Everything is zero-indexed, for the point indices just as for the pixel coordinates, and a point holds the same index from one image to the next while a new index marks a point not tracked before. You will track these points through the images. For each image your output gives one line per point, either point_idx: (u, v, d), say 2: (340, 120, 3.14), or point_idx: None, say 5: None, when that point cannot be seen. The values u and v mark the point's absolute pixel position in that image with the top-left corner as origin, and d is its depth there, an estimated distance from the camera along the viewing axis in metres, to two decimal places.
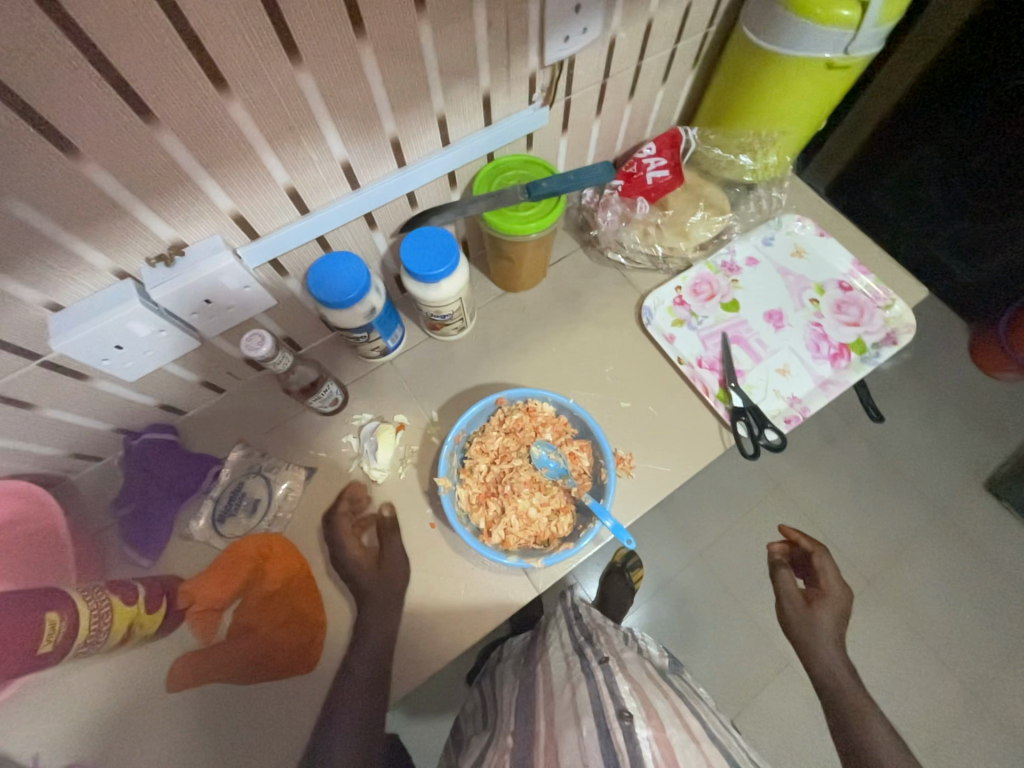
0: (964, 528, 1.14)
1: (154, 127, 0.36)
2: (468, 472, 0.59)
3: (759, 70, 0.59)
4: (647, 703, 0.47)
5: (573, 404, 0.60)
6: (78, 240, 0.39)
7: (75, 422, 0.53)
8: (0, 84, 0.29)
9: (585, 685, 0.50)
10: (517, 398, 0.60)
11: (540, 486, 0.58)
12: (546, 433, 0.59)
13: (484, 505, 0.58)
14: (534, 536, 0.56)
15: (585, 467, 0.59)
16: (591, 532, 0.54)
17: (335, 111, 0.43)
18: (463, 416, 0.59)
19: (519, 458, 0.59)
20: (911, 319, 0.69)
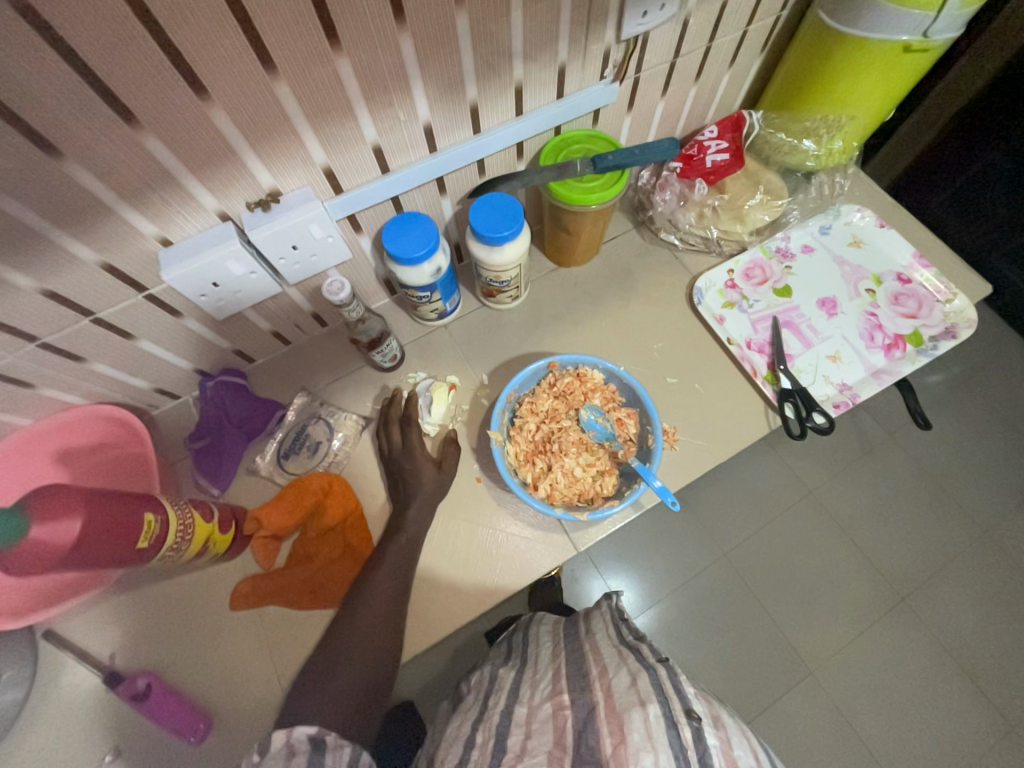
0: (1011, 551, 1.09)
1: (272, 78, 0.40)
2: (518, 429, 0.61)
3: (832, 54, 0.60)
4: (714, 715, 0.46)
5: (624, 373, 0.62)
6: (195, 181, 0.44)
7: (163, 358, 0.59)
8: (158, 28, 0.34)
9: (646, 674, 0.48)
10: (568, 364, 0.64)
11: (586, 447, 0.61)
12: (594, 398, 0.62)
13: (531, 462, 0.60)
14: (578, 493, 0.58)
15: (632, 433, 0.60)
16: (635, 493, 0.56)
17: (426, 74, 0.46)
18: (518, 375, 0.62)
19: (567, 419, 0.62)
20: (972, 314, 0.68)
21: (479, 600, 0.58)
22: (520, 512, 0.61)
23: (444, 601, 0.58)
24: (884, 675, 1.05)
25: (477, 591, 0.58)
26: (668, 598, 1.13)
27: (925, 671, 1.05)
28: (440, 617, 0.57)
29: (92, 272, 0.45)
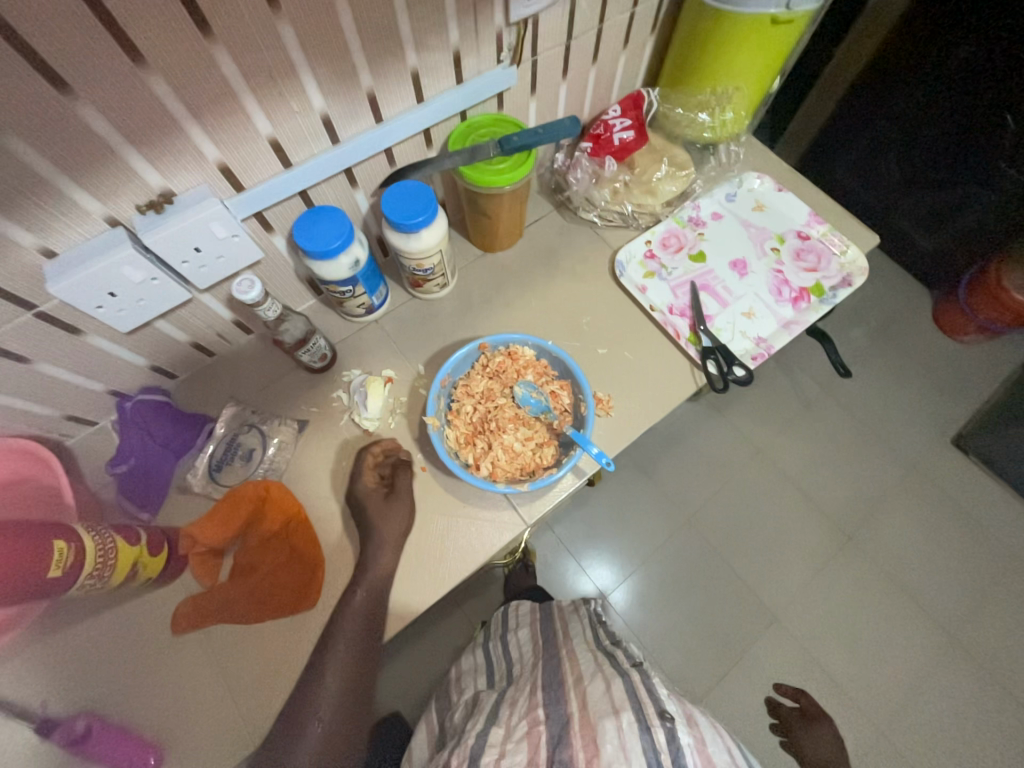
0: (934, 482, 1.20)
1: (142, 70, 0.38)
2: (456, 413, 0.62)
3: (712, 30, 0.64)
4: (688, 715, 0.52)
5: (553, 346, 0.63)
6: (72, 184, 0.41)
7: (68, 381, 0.55)
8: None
9: (620, 681, 0.53)
10: (498, 344, 0.64)
11: (523, 422, 0.63)
12: (527, 374, 0.64)
13: (472, 444, 0.61)
14: (520, 467, 0.60)
15: (566, 404, 0.63)
16: (573, 459, 0.58)
17: (314, 62, 0.46)
18: (448, 361, 0.62)
19: (503, 397, 0.63)
20: (864, 263, 0.74)
21: (434, 587, 0.58)
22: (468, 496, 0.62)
23: (400, 594, 0.58)
24: (838, 610, 1.13)
25: (431, 578, 0.58)
26: (636, 568, 1.17)
27: (873, 602, 1.13)
28: (397, 610, 0.57)
29: None
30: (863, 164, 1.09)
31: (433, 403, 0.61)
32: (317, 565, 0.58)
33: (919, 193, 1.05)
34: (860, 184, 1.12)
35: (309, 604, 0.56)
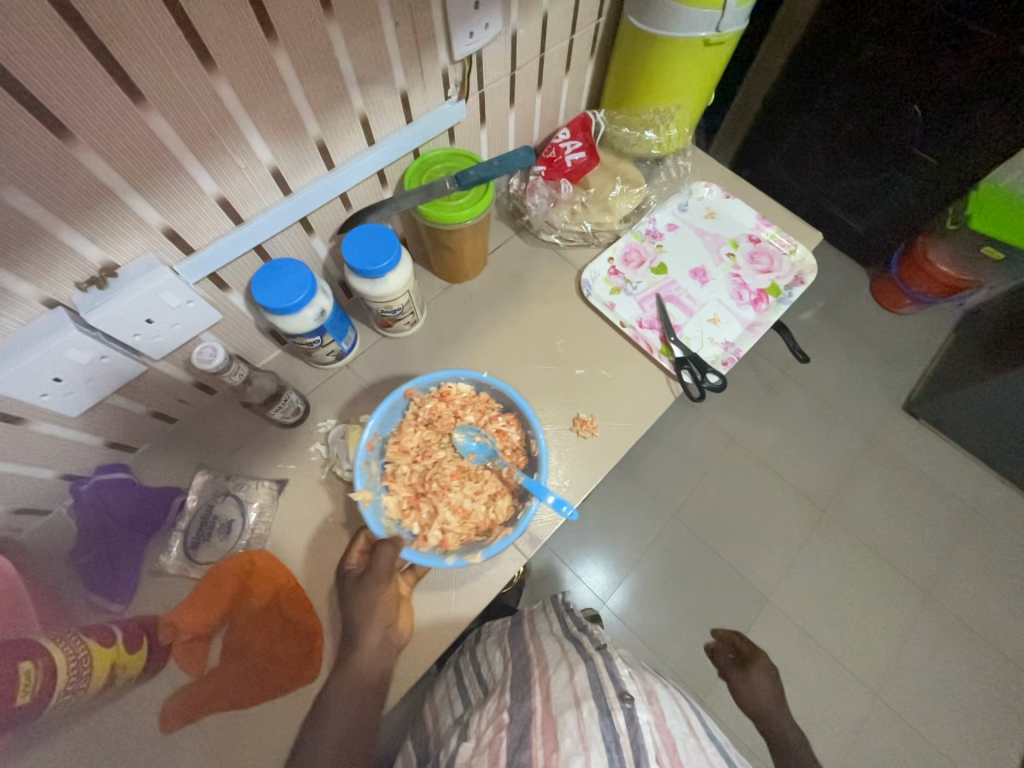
0: (895, 449, 1.27)
1: (70, 144, 0.36)
2: (393, 477, 0.59)
3: (648, 53, 0.66)
4: (648, 692, 0.52)
5: (488, 377, 0.62)
6: (3, 271, 0.38)
7: (11, 474, 0.50)
8: None
9: (583, 668, 0.53)
10: (427, 384, 0.62)
11: (469, 474, 0.61)
12: (465, 416, 0.62)
13: (415, 509, 0.59)
14: (474, 527, 0.58)
15: (515, 442, 0.61)
16: (528, 514, 0.55)
17: (256, 116, 0.44)
18: (376, 414, 0.59)
19: (441, 449, 0.62)
20: (813, 260, 0.78)
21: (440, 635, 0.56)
22: None
23: None
24: (823, 583, 1.17)
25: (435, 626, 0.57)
26: (632, 572, 1.18)
27: (854, 571, 1.18)
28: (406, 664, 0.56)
29: None
30: (792, 158, 1.14)
31: (361, 475, 0.56)
32: (315, 635, 0.55)
33: (846, 180, 1.11)
34: (794, 178, 1.18)
35: (311, 678, 0.53)
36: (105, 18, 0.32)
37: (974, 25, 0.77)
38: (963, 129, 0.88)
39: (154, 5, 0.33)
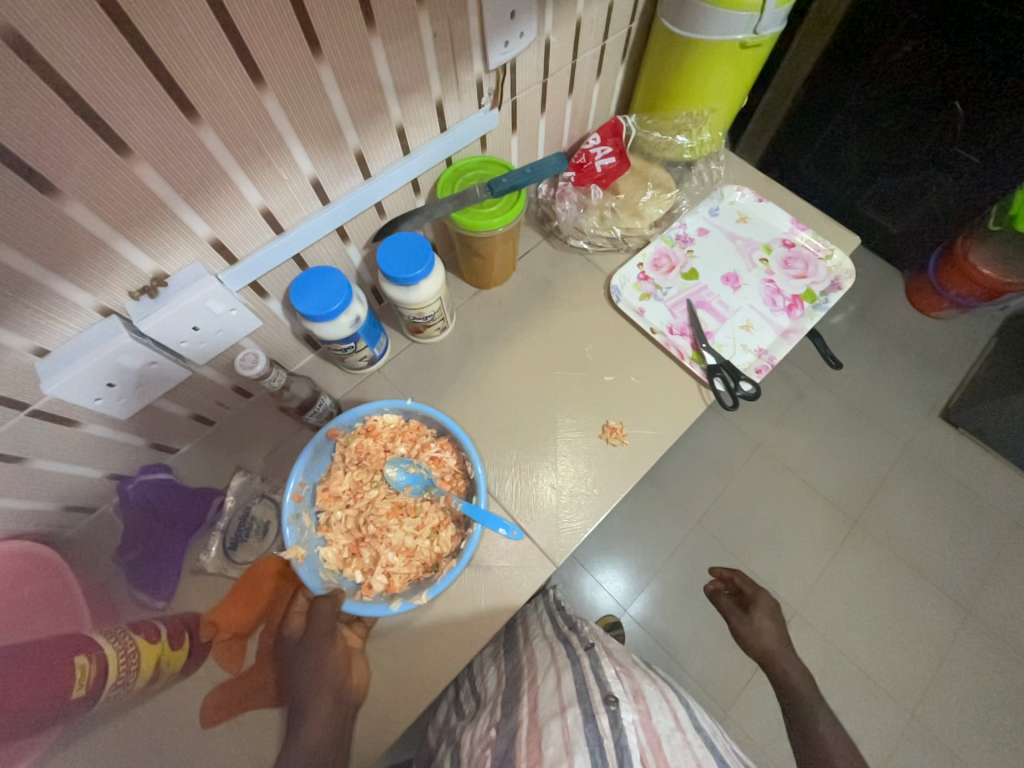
0: (932, 457, 1.22)
1: (129, 160, 0.37)
2: (327, 527, 0.59)
3: (682, 57, 0.65)
4: (635, 689, 0.51)
5: (411, 405, 0.61)
6: (64, 281, 0.40)
7: (64, 472, 0.52)
8: None
9: (570, 672, 0.52)
10: (352, 421, 0.61)
11: (407, 510, 0.61)
12: (397, 448, 0.62)
13: (356, 556, 0.59)
14: (420, 564, 0.58)
15: (451, 467, 0.62)
16: (469, 543, 0.55)
17: (300, 130, 0.45)
18: (298, 462, 0.58)
19: (374, 490, 0.61)
20: (850, 265, 0.76)
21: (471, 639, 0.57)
22: (489, 544, 0.62)
23: (435, 648, 0.58)
24: (855, 595, 1.14)
25: (465, 631, 0.58)
26: (654, 579, 1.16)
27: (887, 584, 1.14)
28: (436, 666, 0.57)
29: None
30: (824, 158, 1.11)
31: (291, 532, 0.57)
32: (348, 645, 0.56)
33: (880, 180, 1.07)
34: (826, 178, 1.15)
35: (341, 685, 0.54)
36: (167, 41, 0.34)
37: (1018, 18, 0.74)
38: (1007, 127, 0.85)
39: (209, 24, 0.34)
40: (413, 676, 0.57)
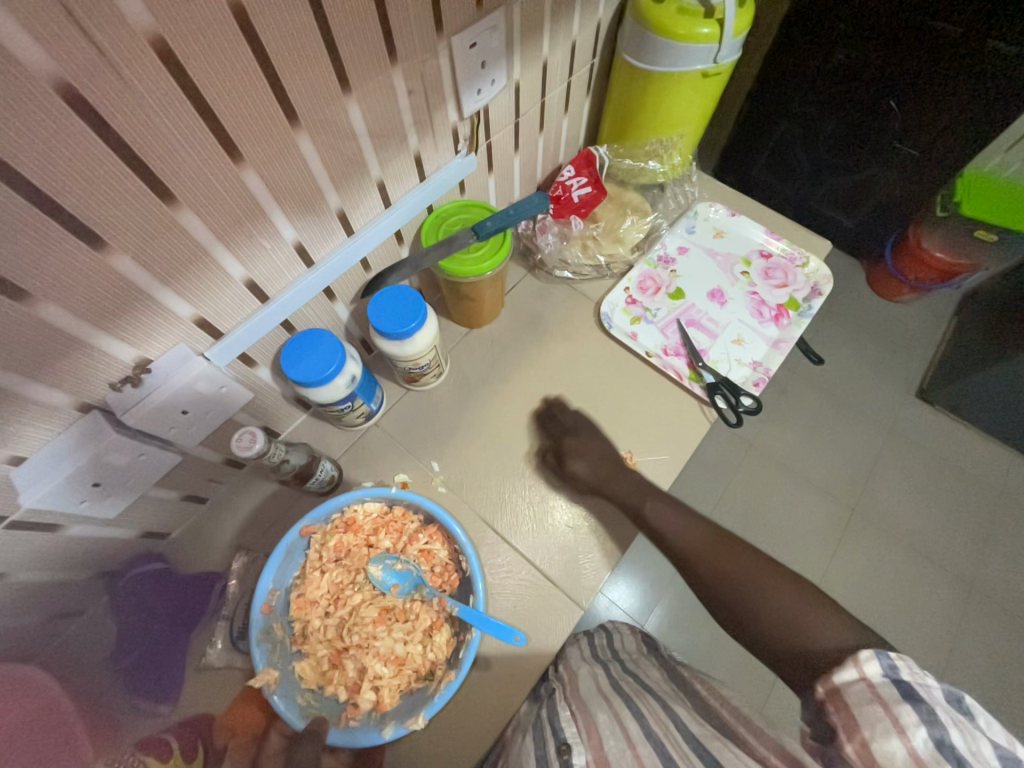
0: (915, 437, 1.25)
1: (105, 253, 0.35)
2: (306, 637, 0.55)
3: (646, 88, 0.67)
4: (587, 720, 0.45)
5: (398, 492, 0.57)
6: (38, 384, 0.37)
7: (45, 580, 0.48)
8: None
9: (531, 734, 0.47)
10: (326, 515, 0.57)
11: (395, 614, 0.56)
12: (383, 541, 0.58)
13: (338, 670, 0.54)
14: (412, 674, 0.54)
15: (444, 559, 0.58)
16: (472, 649, 0.52)
17: (281, 199, 0.44)
18: (268, 568, 0.54)
19: (356, 590, 0.57)
20: (827, 270, 0.78)
21: (504, 699, 0.55)
22: (510, 590, 0.60)
23: (468, 715, 0.54)
24: (865, 583, 1.14)
25: (496, 693, 0.55)
26: (663, 597, 1.12)
27: (892, 568, 1.15)
28: (471, 733, 0.54)
29: None
30: (775, 160, 1.14)
31: (263, 653, 0.51)
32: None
33: (829, 179, 1.11)
34: (779, 180, 1.18)
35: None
36: (139, 129, 0.32)
37: (937, 22, 0.78)
38: (938, 126, 0.90)
39: (180, 104, 0.33)
40: (447, 748, 0.53)
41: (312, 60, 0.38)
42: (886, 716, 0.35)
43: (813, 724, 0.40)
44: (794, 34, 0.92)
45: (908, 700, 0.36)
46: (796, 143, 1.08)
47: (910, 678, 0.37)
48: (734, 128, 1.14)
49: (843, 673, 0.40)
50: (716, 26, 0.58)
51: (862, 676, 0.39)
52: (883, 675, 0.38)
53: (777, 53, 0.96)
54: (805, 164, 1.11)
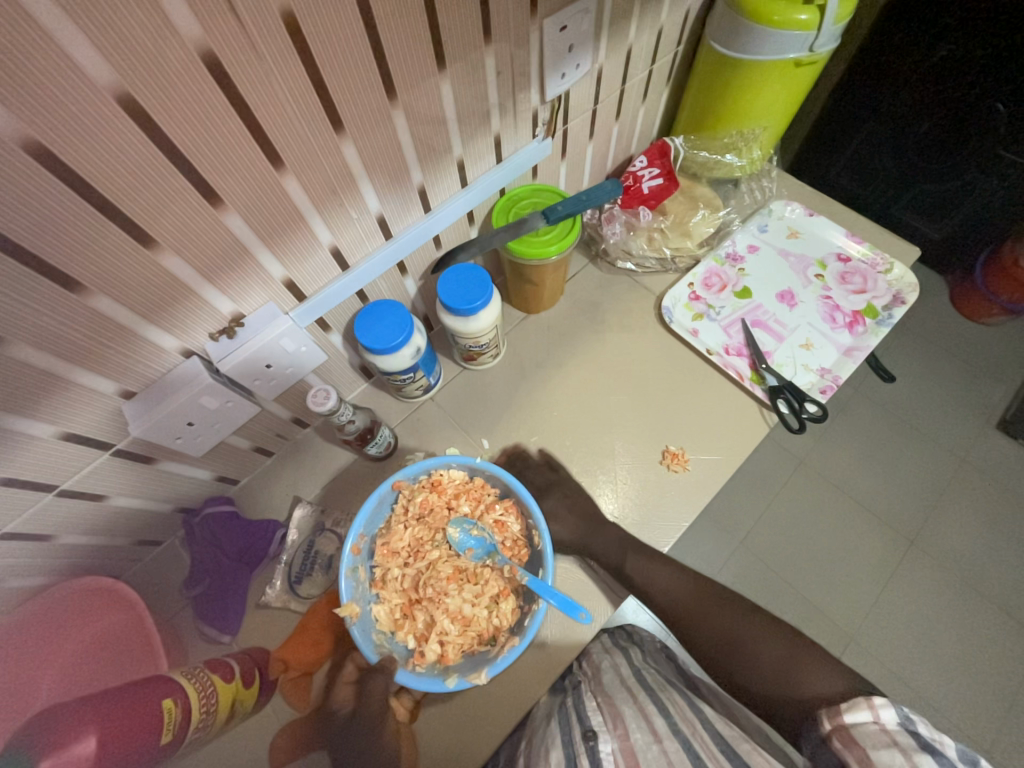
0: (991, 471, 1.15)
1: (219, 210, 0.39)
2: (383, 583, 0.56)
3: (731, 78, 0.65)
4: (614, 712, 0.47)
5: (481, 464, 0.58)
6: (151, 327, 0.41)
7: (138, 509, 0.54)
8: (102, 196, 0.33)
9: (556, 717, 0.49)
10: (416, 473, 0.58)
11: (466, 575, 0.57)
12: (463, 505, 0.59)
13: (409, 619, 0.55)
14: (476, 637, 0.54)
15: (516, 533, 0.58)
16: (538, 617, 0.51)
17: (372, 171, 0.46)
18: (361, 513, 0.55)
19: (435, 550, 0.58)
20: (913, 278, 0.73)
21: (538, 676, 0.56)
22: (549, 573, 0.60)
23: (499, 688, 0.55)
24: (918, 620, 1.06)
25: (531, 669, 0.56)
26: None
27: (952, 609, 1.07)
28: (505, 705, 0.55)
29: (48, 445, 0.41)
30: (858, 164, 1.07)
31: (348, 587, 0.53)
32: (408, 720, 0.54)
33: (920, 185, 1.04)
34: (862, 186, 1.11)
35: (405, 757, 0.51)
36: (262, 99, 0.35)
37: None
38: None
39: (297, 73, 0.35)
40: (479, 720, 0.54)
41: (415, 38, 0.40)
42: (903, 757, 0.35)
43: (816, 759, 0.41)
44: (889, 32, 0.86)
45: (929, 750, 0.35)
46: (884, 147, 1.01)
47: (930, 730, 0.36)
48: (813, 132, 1.08)
49: (855, 714, 0.40)
50: (816, 12, 0.56)
51: (876, 720, 0.39)
52: (900, 724, 0.37)
53: (867, 52, 0.90)
54: (893, 169, 1.04)
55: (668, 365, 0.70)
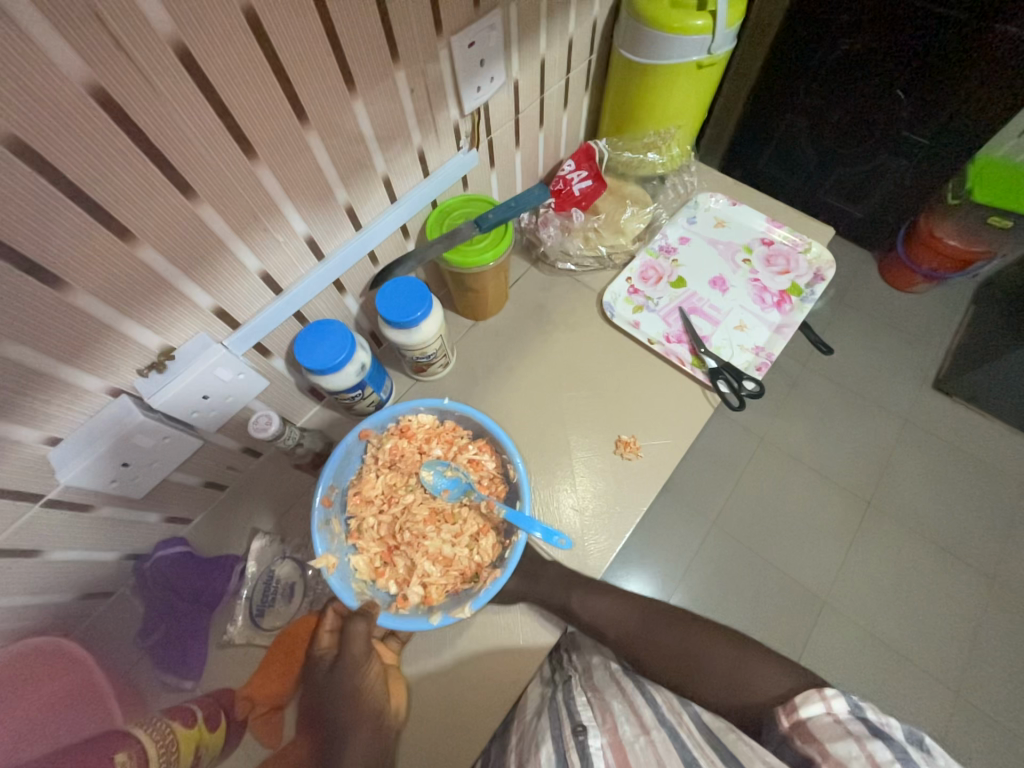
0: (931, 427, 1.24)
1: (132, 244, 0.38)
2: (360, 532, 0.58)
3: (642, 81, 0.69)
4: (603, 709, 0.48)
5: (449, 405, 0.60)
6: (71, 368, 0.40)
7: (80, 561, 0.51)
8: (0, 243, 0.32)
9: (546, 712, 0.50)
10: (383, 422, 0.60)
11: (443, 515, 0.60)
12: (435, 448, 0.61)
13: (390, 565, 0.57)
14: (459, 575, 0.56)
15: (492, 469, 0.60)
16: (519, 546, 0.54)
17: (293, 194, 0.46)
18: (329, 464, 0.57)
19: (410, 492, 0.60)
20: (829, 255, 0.78)
21: (513, 676, 0.56)
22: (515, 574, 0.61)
23: (475, 693, 0.56)
24: (881, 576, 1.12)
25: (507, 667, 0.57)
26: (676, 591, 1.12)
27: (909, 561, 1.13)
28: (483, 709, 0.55)
29: None
30: (782, 153, 1.14)
31: (322, 540, 0.54)
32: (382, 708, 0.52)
33: (837, 169, 1.11)
34: (786, 172, 1.18)
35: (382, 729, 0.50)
36: (164, 132, 0.35)
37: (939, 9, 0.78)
38: (946, 114, 0.90)
39: (198, 104, 0.35)
40: (458, 728, 0.54)
41: (320, 62, 0.41)
42: (858, 747, 0.38)
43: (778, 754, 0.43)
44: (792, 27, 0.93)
45: (879, 734, 0.38)
46: (801, 135, 1.08)
47: (877, 715, 0.40)
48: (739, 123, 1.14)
49: (809, 708, 0.43)
50: (709, 17, 0.60)
51: (830, 711, 0.42)
52: (850, 712, 0.41)
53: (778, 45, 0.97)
54: (811, 155, 1.11)
55: (614, 358, 0.73)
